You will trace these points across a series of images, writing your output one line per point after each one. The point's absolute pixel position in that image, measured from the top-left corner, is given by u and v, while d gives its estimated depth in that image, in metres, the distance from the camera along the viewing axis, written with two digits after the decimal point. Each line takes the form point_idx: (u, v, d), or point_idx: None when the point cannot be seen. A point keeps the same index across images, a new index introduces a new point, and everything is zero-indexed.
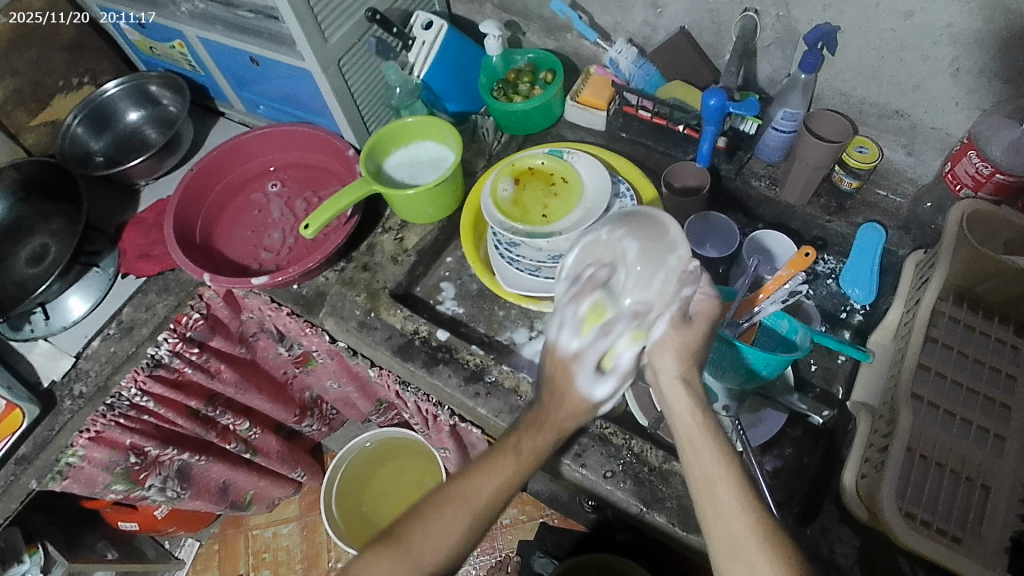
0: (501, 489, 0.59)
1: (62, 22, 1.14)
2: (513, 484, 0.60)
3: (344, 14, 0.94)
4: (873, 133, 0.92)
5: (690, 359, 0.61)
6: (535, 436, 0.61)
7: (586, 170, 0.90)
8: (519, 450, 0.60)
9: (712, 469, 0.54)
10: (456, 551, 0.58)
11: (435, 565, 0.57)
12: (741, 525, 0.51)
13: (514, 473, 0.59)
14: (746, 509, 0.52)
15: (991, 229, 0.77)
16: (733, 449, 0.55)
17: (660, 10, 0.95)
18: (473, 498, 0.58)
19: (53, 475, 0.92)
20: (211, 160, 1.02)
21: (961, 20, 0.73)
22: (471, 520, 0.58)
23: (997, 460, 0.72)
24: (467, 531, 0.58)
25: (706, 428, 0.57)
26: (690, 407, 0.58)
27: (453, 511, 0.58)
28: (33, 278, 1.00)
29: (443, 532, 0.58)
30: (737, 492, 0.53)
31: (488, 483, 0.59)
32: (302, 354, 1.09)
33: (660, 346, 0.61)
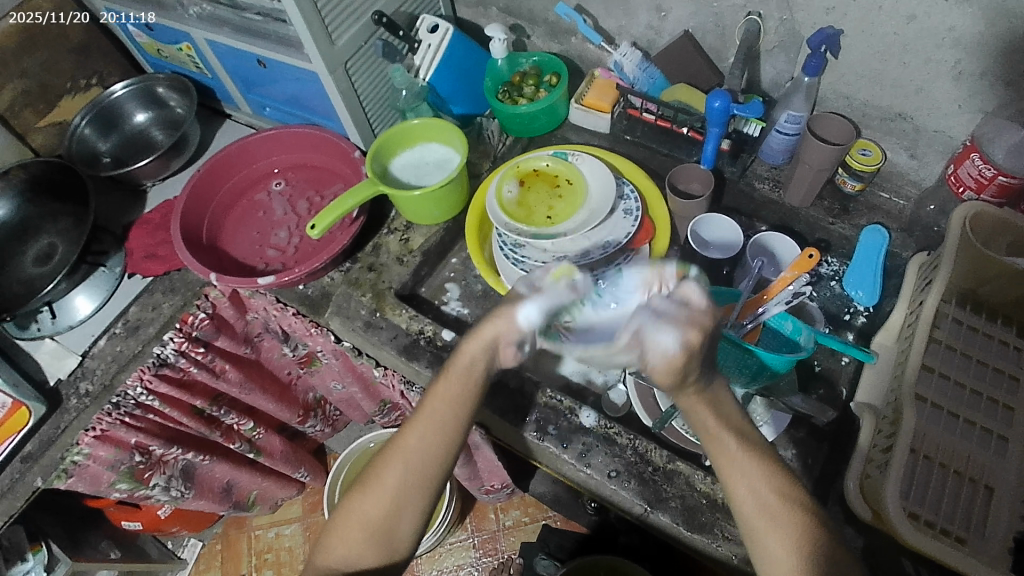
0: (430, 433, 0.61)
1: (71, 23, 1.15)
2: (447, 418, 0.62)
3: (351, 17, 0.95)
4: (876, 136, 0.93)
5: (684, 374, 0.58)
6: (461, 367, 0.63)
7: (590, 172, 0.91)
8: (446, 384, 0.63)
9: (728, 456, 0.59)
10: (400, 497, 0.60)
11: (382, 516, 0.60)
12: (753, 507, 0.57)
13: (439, 413, 0.62)
14: (762, 514, 0.56)
15: (994, 231, 0.78)
16: (747, 450, 0.59)
17: (663, 14, 0.96)
18: (403, 442, 0.61)
19: (58, 474, 0.92)
20: (218, 161, 1.03)
21: (963, 24, 0.74)
22: (407, 465, 0.61)
23: (1000, 460, 0.72)
24: (406, 476, 0.60)
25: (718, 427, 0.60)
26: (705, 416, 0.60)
27: (387, 461, 0.61)
28: (40, 277, 1.00)
29: (382, 482, 0.61)
30: (750, 476, 0.58)
31: (415, 427, 0.62)
32: (307, 355, 1.09)
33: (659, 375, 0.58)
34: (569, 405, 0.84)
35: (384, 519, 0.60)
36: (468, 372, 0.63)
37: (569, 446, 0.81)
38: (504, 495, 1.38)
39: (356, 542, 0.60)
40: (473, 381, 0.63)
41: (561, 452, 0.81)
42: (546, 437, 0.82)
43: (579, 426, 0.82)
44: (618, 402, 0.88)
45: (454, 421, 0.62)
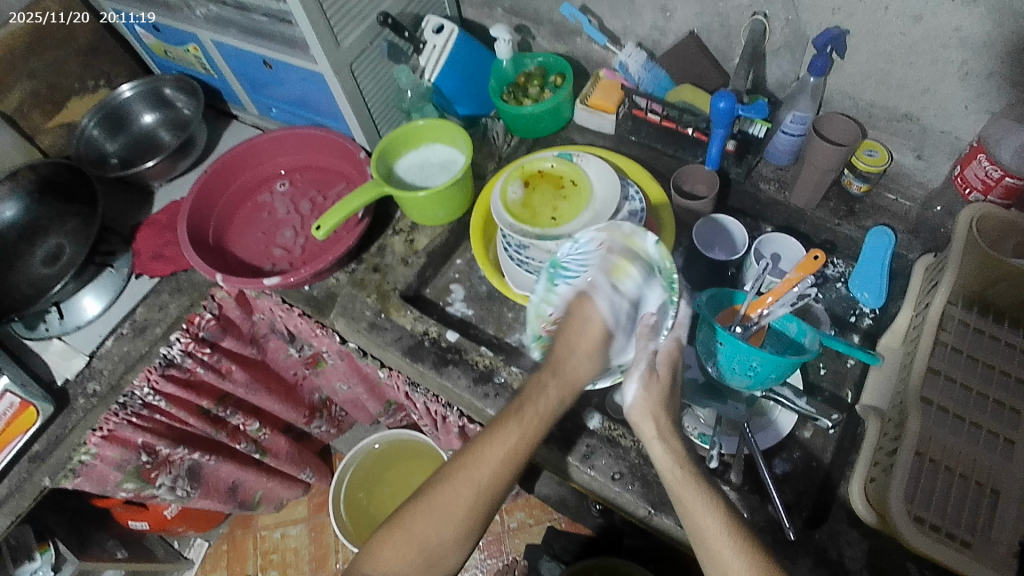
0: (500, 465, 0.63)
1: (81, 23, 1.17)
2: (516, 455, 0.64)
3: (356, 18, 0.95)
4: (883, 137, 0.92)
5: (664, 415, 0.65)
6: (536, 406, 0.65)
7: (595, 173, 0.92)
8: (523, 422, 0.64)
9: (678, 480, 0.62)
10: (460, 523, 0.63)
11: (440, 540, 0.63)
12: (709, 522, 0.59)
13: (512, 448, 0.64)
14: (741, 555, 0.56)
15: (1001, 233, 0.77)
16: (718, 497, 0.60)
17: (669, 14, 0.95)
18: (474, 470, 0.63)
19: (65, 473, 0.93)
20: (224, 161, 1.04)
21: (970, 23, 0.73)
22: (475, 495, 0.63)
23: (1006, 464, 0.71)
24: (472, 504, 0.63)
25: (676, 461, 0.63)
26: (672, 462, 0.63)
27: (456, 487, 0.63)
28: (48, 278, 1.01)
29: (447, 508, 0.63)
30: (702, 495, 0.61)
31: (488, 458, 0.63)
32: (313, 356, 1.10)
33: (640, 410, 0.65)
34: (573, 407, 0.84)
35: (440, 542, 0.62)
36: (545, 412, 0.65)
37: (573, 449, 0.81)
38: (509, 496, 1.38)
39: (407, 562, 0.62)
40: (547, 421, 0.66)
41: (565, 454, 0.81)
42: (550, 438, 0.82)
43: (583, 428, 0.83)
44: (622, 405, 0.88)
45: (523, 457, 0.64)
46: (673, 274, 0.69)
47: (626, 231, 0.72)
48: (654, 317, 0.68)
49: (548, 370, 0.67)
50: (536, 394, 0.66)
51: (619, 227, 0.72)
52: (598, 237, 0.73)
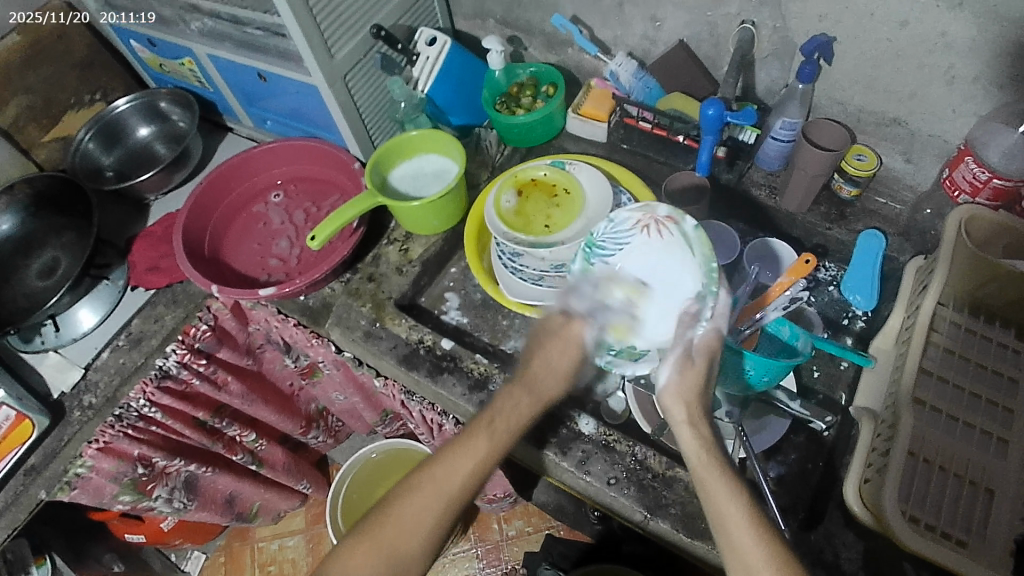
0: (470, 471, 0.63)
1: (81, 23, 1.18)
2: (485, 466, 0.64)
3: (350, 31, 0.96)
4: (872, 141, 0.93)
5: (697, 402, 0.63)
6: (506, 418, 0.66)
7: (588, 180, 0.92)
8: (493, 429, 0.65)
9: (709, 464, 0.60)
10: (428, 534, 0.61)
11: (408, 548, 0.60)
12: (735, 510, 0.57)
13: (483, 455, 0.64)
14: (760, 543, 0.55)
15: (990, 234, 0.78)
16: (744, 488, 0.58)
17: (658, 23, 0.97)
18: (445, 480, 0.62)
19: (61, 486, 0.92)
20: (219, 174, 1.04)
21: (955, 28, 0.74)
22: (444, 506, 0.62)
23: (1000, 462, 0.71)
24: (439, 516, 0.61)
25: (710, 447, 0.61)
26: (699, 449, 0.61)
27: (426, 491, 0.62)
28: (43, 291, 1.01)
29: (416, 518, 0.61)
30: (733, 483, 0.58)
31: (459, 467, 0.63)
32: (309, 366, 1.10)
33: (672, 393, 0.63)
34: (568, 413, 0.85)
35: (406, 555, 0.60)
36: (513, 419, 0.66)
37: (568, 454, 0.81)
38: (507, 503, 1.38)
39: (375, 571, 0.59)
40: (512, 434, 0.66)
41: (560, 460, 0.81)
42: (546, 445, 0.82)
43: (577, 433, 0.83)
44: (617, 410, 0.88)
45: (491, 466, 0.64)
46: (713, 259, 0.71)
47: (663, 214, 0.75)
48: (692, 307, 0.68)
49: (520, 383, 0.69)
50: (508, 405, 0.66)
51: (658, 209, 0.76)
52: (636, 216, 0.75)
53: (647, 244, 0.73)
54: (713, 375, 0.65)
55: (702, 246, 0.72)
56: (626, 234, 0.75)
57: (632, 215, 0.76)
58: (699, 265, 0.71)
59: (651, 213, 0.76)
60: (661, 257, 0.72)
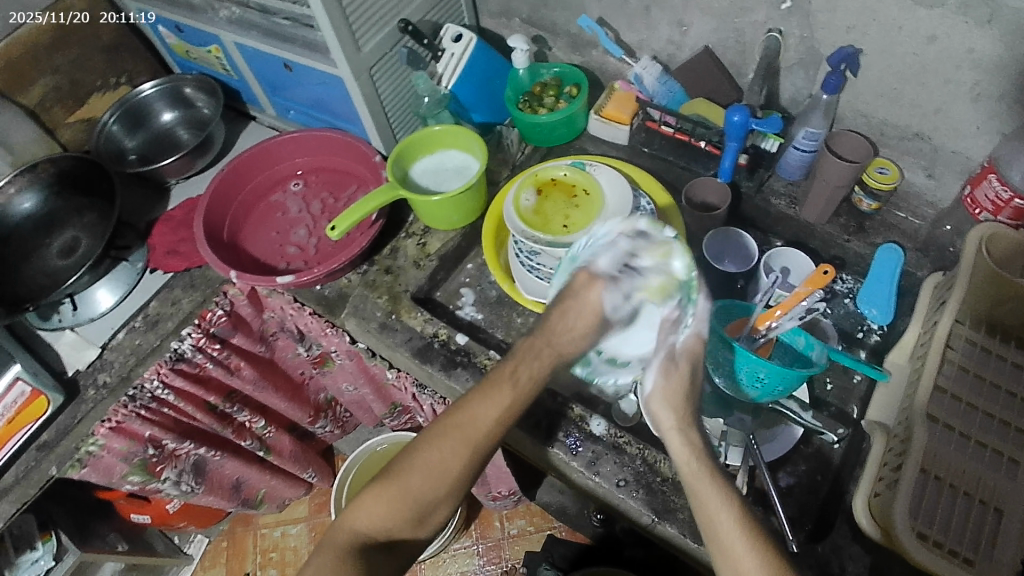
0: (496, 420, 0.62)
1: (82, 23, 1.16)
2: (511, 413, 0.62)
3: (377, 24, 0.97)
4: (895, 155, 0.93)
5: (684, 407, 0.63)
6: (528, 369, 0.62)
7: (607, 182, 0.93)
8: (517, 378, 0.62)
9: (698, 467, 0.60)
10: (454, 482, 0.62)
11: (431, 497, 0.62)
12: (727, 516, 0.57)
13: (508, 407, 0.62)
14: (751, 551, 0.55)
15: (1010, 253, 0.78)
16: (735, 491, 0.59)
17: (685, 28, 0.97)
18: (469, 432, 0.62)
19: (72, 464, 0.94)
20: (242, 161, 1.05)
21: (983, 46, 0.74)
22: (469, 456, 0.62)
23: (1011, 483, 0.71)
24: (463, 465, 0.62)
25: (696, 454, 0.61)
26: (688, 455, 0.61)
27: (449, 443, 0.62)
28: (64, 270, 1.02)
29: (439, 467, 0.62)
30: (723, 487, 0.58)
31: (484, 415, 0.62)
32: (321, 355, 1.10)
33: (659, 399, 0.63)
34: (579, 413, 0.85)
35: (433, 501, 0.62)
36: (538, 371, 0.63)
37: (577, 454, 0.82)
38: (510, 502, 1.38)
39: (399, 517, 0.62)
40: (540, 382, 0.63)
41: (569, 459, 0.82)
42: (556, 443, 0.83)
43: (587, 434, 0.83)
44: (629, 412, 0.89)
45: (518, 416, 0.62)
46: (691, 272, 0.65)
47: (642, 226, 0.67)
48: (672, 313, 0.64)
49: (540, 336, 0.63)
50: (531, 357, 0.62)
51: (639, 219, 0.67)
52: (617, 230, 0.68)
53: (656, 263, 0.66)
54: (699, 377, 0.65)
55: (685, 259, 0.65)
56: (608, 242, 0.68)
57: (612, 226, 0.68)
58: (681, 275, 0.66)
59: (632, 225, 0.67)
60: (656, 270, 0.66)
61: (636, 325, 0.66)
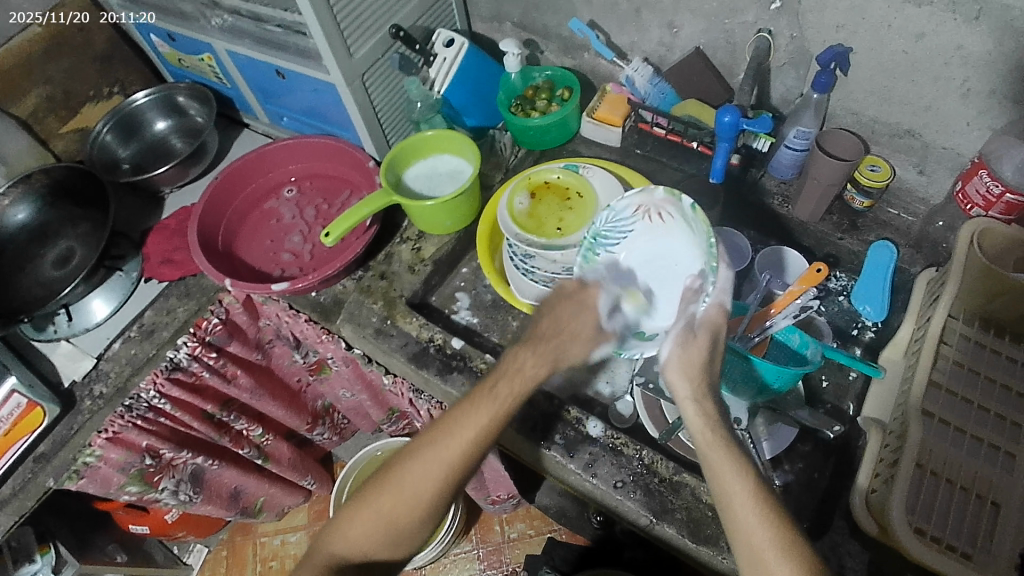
0: (472, 440, 0.61)
1: (81, 22, 1.16)
2: (489, 433, 0.62)
3: (369, 30, 0.97)
4: (885, 152, 0.93)
5: (700, 377, 0.63)
6: (509, 382, 0.64)
7: (600, 184, 0.94)
8: (494, 396, 0.63)
9: (714, 437, 0.60)
10: (427, 502, 0.61)
11: (406, 518, 0.62)
12: (741, 486, 0.57)
13: (485, 426, 0.62)
14: (764, 521, 0.55)
15: (1002, 248, 0.79)
16: (749, 463, 0.58)
17: (675, 30, 0.97)
18: (443, 453, 0.61)
19: (70, 474, 0.93)
20: (235, 168, 1.05)
21: (971, 42, 0.75)
22: (443, 479, 0.61)
23: (1007, 477, 0.71)
24: (436, 486, 0.61)
25: (712, 424, 0.61)
26: (703, 425, 0.61)
27: (423, 463, 0.61)
28: (58, 280, 1.02)
29: (414, 488, 0.61)
30: (737, 458, 0.58)
31: (459, 435, 0.62)
32: (317, 362, 1.10)
33: (675, 367, 0.64)
34: (575, 415, 0.85)
35: (408, 521, 0.62)
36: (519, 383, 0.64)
37: (575, 456, 0.82)
38: (509, 506, 1.38)
39: (375, 537, 0.62)
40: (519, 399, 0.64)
41: (566, 462, 0.81)
42: (553, 446, 0.83)
43: (584, 436, 0.83)
44: (625, 413, 0.88)
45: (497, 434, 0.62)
46: (710, 237, 0.70)
47: (660, 196, 0.76)
48: (694, 283, 0.70)
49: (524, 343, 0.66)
50: (512, 368, 0.64)
51: (655, 191, 0.76)
52: (635, 202, 0.77)
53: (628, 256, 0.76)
54: (719, 348, 0.65)
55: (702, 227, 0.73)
56: (628, 222, 0.77)
57: (631, 199, 0.77)
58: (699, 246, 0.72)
59: (649, 197, 0.77)
60: (661, 243, 0.76)
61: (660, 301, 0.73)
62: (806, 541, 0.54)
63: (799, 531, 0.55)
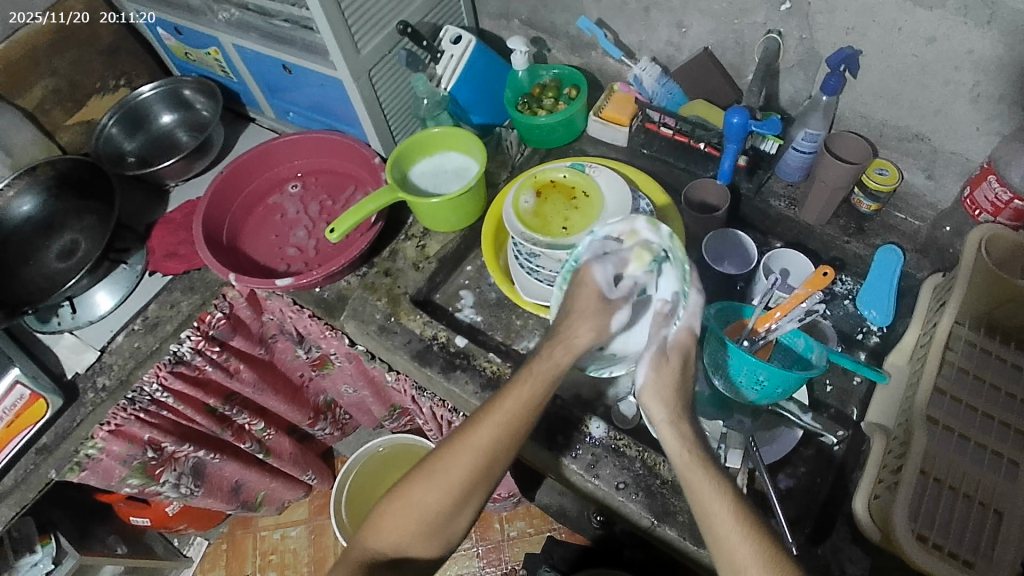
0: (501, 431, 0.62)
1: (80, 23, 1.15)
2: (518, 424, 0.63)
3: (376, 26, 0.97)
4: (894, 156, 0.93)
5: (675, 399, 0.63)
6: (536, 372, 0.64)
7: (606, 184, 0.93)
8: (522, 386, 0.63)
9: (693, 459, 0.60)
10: (457, 497, 0.62)
11: (440, 511, 0.63)
12: (721, 507, 0.57)
13: (514, 417, 0.62)
14: (747, 538, 0.55)
15: (1010, 254, 0.78)
16: (728, 483, 0.58)
17: (684, 30, 0.97)
18: (474, 444, 0.62)
19: (70, 467, 0.94)
20: (241, 163, 1.05)
21: (982, 47, 0.74)
22: (474, 469, 0.62)
23: (1011, 485, 0.71)
24: (464, 481, 0.62)
25: (689, 446, 0.60)
26: (680, 447, 0.61)
27: (455, 456, 0.62)
28: (63, 272, 1.02)
29: (446, 480, 0.62)
30: (717, 480, 0.58)
31: (489, 425, 0.62)
32: (320, 357, 1.10)
33: (651, 391, 0.63)
34: (579, 416, 0.84)
35: (439, 518, 0.63)
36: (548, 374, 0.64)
37: (576, 456, 0.82)
38: (509, 503, 1.38)
39: (409, 532, 0.63)
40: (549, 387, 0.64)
41: (568, 462, 0.81)
42: (555, 445, 0.82)
43: (587, 437, 0.83)
44: (628, 414, 0.88)
45: (528, 424, 0.63)
46: (685, 264, 0.68)
47: (640, 225, 0.71)
48: (664, 306, 0.67)
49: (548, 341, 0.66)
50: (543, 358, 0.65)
51: (637, 220, 0.71)
52: (615, 230, 0.72)
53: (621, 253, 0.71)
54: (690, 368, 0.65)
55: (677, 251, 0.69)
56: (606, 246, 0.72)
57: (613, 227, 0.72)
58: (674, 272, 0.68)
59: (630, 226, 0.72)
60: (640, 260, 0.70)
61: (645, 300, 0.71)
62: (788, 555, 0.55)
63: (782, 546, 0.56)
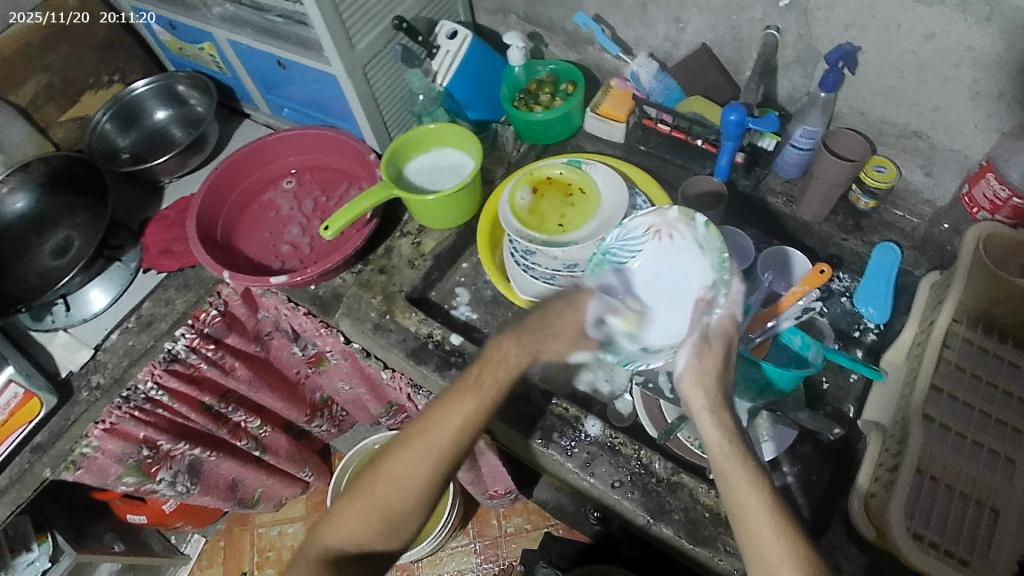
0: (459, 429, 0.61)
1: (70, 23, 1.14)
2: (475, 422, 0.61)
3: (372, 21, 0.96)
4: (892, 153, 0.92)
5: (715, 387, 0.61)
6: (494, 373, 0.62)
7: (602, 179, 0.92)
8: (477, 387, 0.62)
9: (730, 450, 0.58)
10: (417, 495, 0.61)
11: (398, 508, 0.62)
12: (755, 502, 0.55)
13: (470, 415, 0.61)
14: (780, 536, 0.54)
15: (1008, 252, 0.78)
16: (764, 476, 0.57)
17: (681, 25, 0.96)
18: (430, 443, 0.61)
19: (66, 465, 0.94)
20: (236, 159, 1.04)
21: (982, 44, 0.74)
22: (432, 467, 0.61)
23: (1007, 483, 0.71)
24: (427, 479, 0.61)
25: (729, 436, 0.59)
26: (720, 436, 0.59)
27: (413, 453, 0.61)
28: (56, 270, 1.01)
29: (405, 478, 0.61)
30: (755, 474, 0.56)
31: (447, 424, 0.61)
32: (316, 354, 1.09)
33: (690, 378, 0.61)
34: (575, 415, 0.84)
35: (399, 514, 0.62)
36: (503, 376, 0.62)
37: (573, 455, 0.81)
38: (507, 501, 1.38)
39: (370, 526, 0.63)
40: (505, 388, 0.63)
41: (565, 461, 0.81)
42: (551, 444, 0.82)
43: (584, 435, 0.83)
44: (624, 412, 0.88)
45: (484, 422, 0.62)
46: (724, 253, 0.70)
47: (674, 216, 0.74)
48: (708, 294, 0.68)
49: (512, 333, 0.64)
50: (495, 359, 0.63)
51: (670, 210, 0.74)
52: (648, 220, 0.75)
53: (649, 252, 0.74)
54: (732, 357, 0.63)
55: (715, 243, 0.71)
56: (638, 239, 0.75)
57: (643, 219, 0.75)
58: (710, 263, 0.71)
59: (662, 215, 0.75)
60: (674, 260, 0.73)
61: (664, 316, 0.70)
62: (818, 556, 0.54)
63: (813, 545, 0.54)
